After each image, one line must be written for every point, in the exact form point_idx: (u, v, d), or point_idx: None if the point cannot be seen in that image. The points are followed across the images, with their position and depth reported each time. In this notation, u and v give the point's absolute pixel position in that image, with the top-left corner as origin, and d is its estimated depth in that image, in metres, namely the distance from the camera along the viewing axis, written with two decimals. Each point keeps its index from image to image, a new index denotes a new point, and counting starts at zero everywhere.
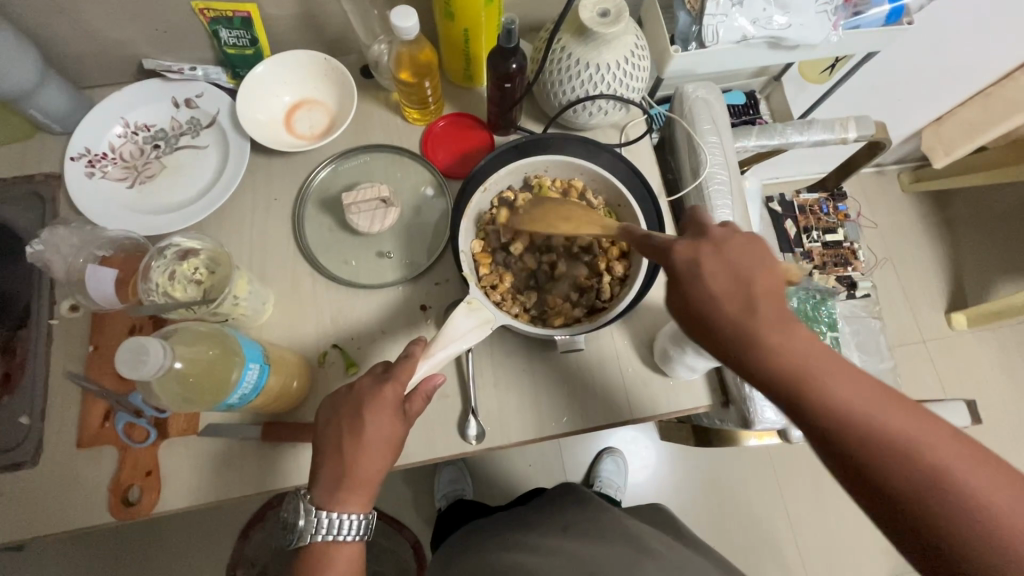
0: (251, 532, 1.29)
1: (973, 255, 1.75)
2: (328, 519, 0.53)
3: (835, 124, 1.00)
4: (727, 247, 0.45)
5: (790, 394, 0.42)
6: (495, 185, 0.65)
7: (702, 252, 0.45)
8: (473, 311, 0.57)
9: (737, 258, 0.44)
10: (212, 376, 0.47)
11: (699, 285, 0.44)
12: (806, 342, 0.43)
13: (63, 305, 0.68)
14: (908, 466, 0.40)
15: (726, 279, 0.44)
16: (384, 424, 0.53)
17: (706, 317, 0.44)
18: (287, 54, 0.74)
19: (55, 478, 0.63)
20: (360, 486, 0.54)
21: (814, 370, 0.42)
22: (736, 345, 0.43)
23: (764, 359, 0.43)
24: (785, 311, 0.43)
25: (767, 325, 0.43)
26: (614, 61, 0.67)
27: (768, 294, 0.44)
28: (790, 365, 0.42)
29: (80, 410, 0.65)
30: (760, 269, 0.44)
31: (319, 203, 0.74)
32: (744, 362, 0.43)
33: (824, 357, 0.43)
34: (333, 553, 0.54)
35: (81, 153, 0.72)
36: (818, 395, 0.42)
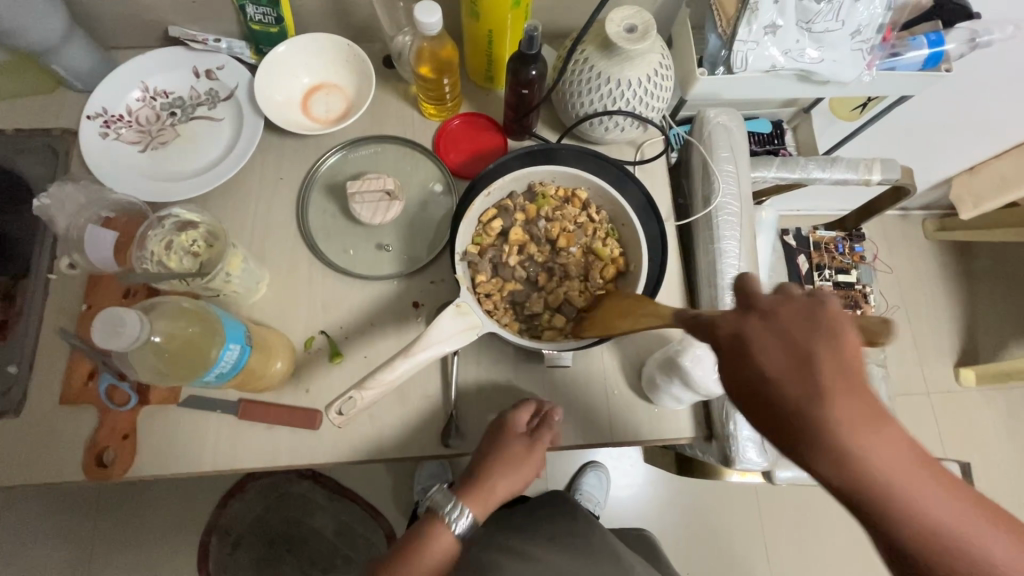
0: (230, 501, 1.31)
1: (991, 312, 1.71)
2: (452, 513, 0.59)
3: (860, 164, 0.97)
4: (784, 312, 0.35)
5: (863, 506, 0.35)
6: (499, 190, 0.64)
7: (750, 321, 0.36)
8: (461, 315, 0.56)
9: (801, 333, 0.34)
10: (190, 350, 0.47)
11: (752, 365, 0.35)
12: (894, 446, 0.34)
13: (61, 261, 0.69)
14: (991, 572, 0.34)
15: (783, 355, 0.34)
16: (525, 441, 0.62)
17: (764, 410, 0.35)
18: (311, 36, 0.74)
19: (33, 430, 0.64)
20: (482, 492, 0.61)
21: (897, 475, 0.34)
22: (813, 457, 0.34)
23: (853, 470, 0.34)
24: (874, 405, 0.34)
25: (855, 428, 0.33)
26: (635, 78, 0.66)
27: (851, 384, 0.33)
28: (875, 474, 0.34)
29: (66, 367, 0.66)
30: (831, 344, 0.34)
31: (325, 187, 0.74)
32: (820, 470, 0.35)
33: (908, 458, 0.34)
34: (445, 540, 0.58)
35: (98, 113, 0.73)
36: (900, 499, 0.34)
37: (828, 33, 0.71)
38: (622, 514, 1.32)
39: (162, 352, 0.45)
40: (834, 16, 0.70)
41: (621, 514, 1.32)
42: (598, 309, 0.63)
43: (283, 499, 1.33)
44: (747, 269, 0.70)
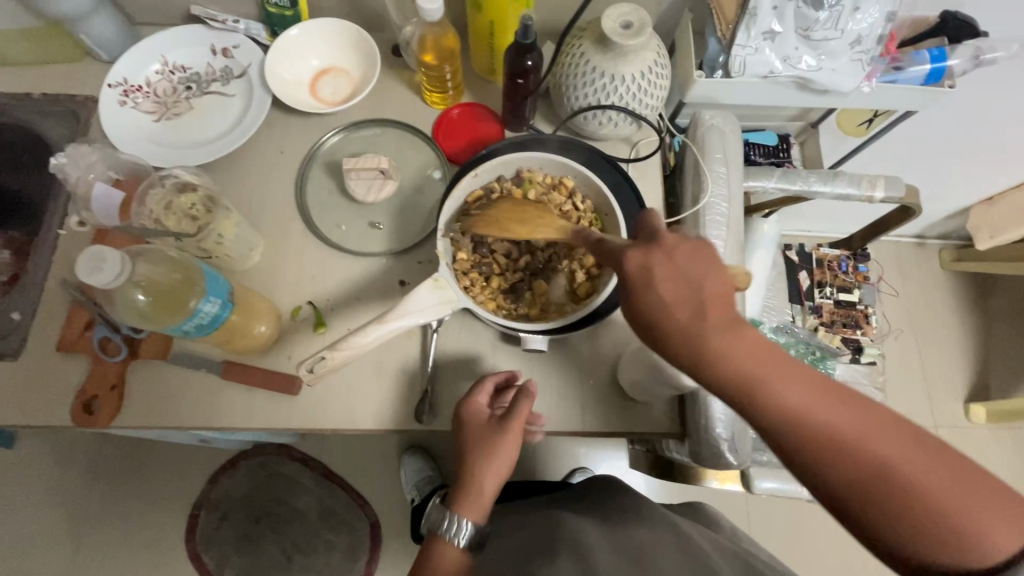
0: (220, 477, 1.34)
1: (1005, 349, 1.66)
2: (455, 523, 0.56)
3: (862, 180, 0.96)
4: (677, 250, 0.39)
5: (746, 410, 0.38)
6: (488, 173, 0.65)
7: (654, 257, 0.39)
8: (438, 289, 0.57)
9: (690, 264, 0.38)
10: (170, 297, 0.49)
11: (650, 293, 0.38)
12: (756, 349, 0.37)
13: (71, 217, 0.72)
14: (883, 476, 0.35)
15: (675, 284, 0.38)
16: (514, 439, 0.59)
17: (659, 330, 0.38)
18: (323, 20, 0.77)
19: (28, 375, 0.67)
20: (481, 494, 0.58)
21: (766, 374, 0.37)
22: (694, 362, 0.38)
23: (731, 371, 0.37)
24: (735, 312, 0.38)
25: (720, 330, 0.37)
26: (630, 74, 0.68)
27: (721, 298, 0.38)
28: (760, 378, 0.37)
29: (65, 318, 0.69)
30: (715, 271, 0.38)
31: (324, 165, 0.77)
32: (708, 377, 0.38)
33: (781, 361, 0.38)
34: (447, 553, 0.56)
35: (119, 82, 0.77)
36: (773, 402, 0.37)
37: (826, 42, 0.71)
38: None
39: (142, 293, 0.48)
40: (833, 24, 0.70)
41: None
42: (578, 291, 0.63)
43: (271, 477, 1.35)
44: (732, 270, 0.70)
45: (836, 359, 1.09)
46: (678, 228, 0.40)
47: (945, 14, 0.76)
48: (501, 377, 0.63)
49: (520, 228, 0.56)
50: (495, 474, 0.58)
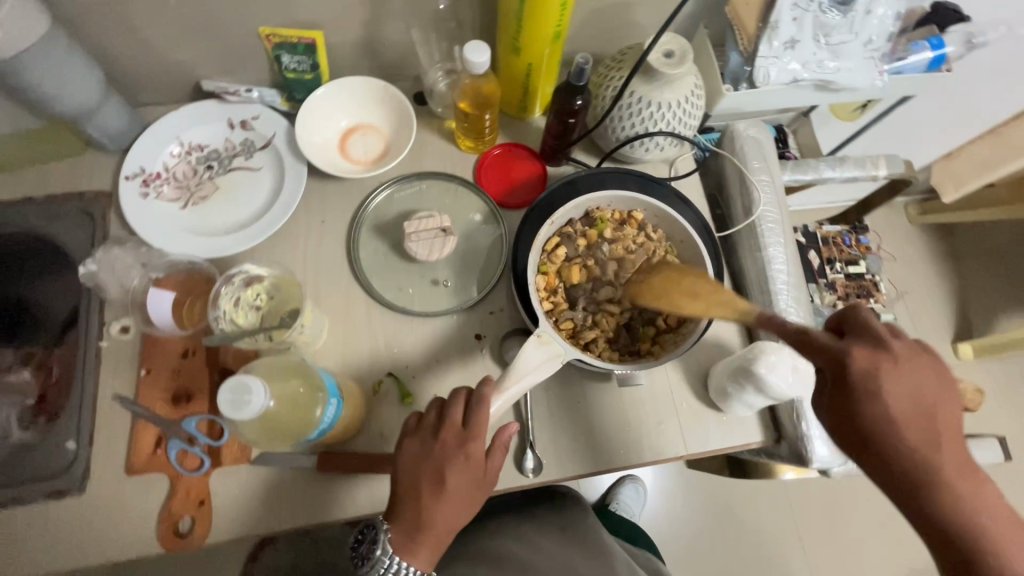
0: (261, 553, 1.26)
1: (978, 288, 1.80)
2: (396, 563, 0.51)
3: (866, 162, 1.03)
4: (908, 365, 0.44)
5: (966, 545, 0.41)
6: (560, 219, 0.66)
7: (884, 365, 0.44)
8: (544, 344, 0.58)
9: (928, 385, 0.44)
10: (297, 412, 0.46)
11: (874, 402, 0.43)
12: (979, 490, 0.42)
13: (113, 326, 0.67)
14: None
15: (907, 401, 0.43)
16: (466, 479, 0.53)
17: (873, 435, 0.44)
18: (346, 80, 0.75)
19: (101, 507, 0.61)
20: (435, 541, 0.53)
21: (987, 522, 0.41)
22: (922, 485, 0.42)
23: (955, 506, 0.41)
24: (972, 457, 0.43)
25: (951, 459, 0.42)
26: (674, 100, 0.69)
27: (953, 430, 0.44)
28: (982, 517, 0.41)
29: (129, 436, 0.63)
30: (944, 399, 0.44)
31: (373, 227, 0.74)
32: (928, 501, 0.42)
33: (1004, 512, 0.41)
34: None
35: (136, 173, 0.72)
36: (991, 544, 0.40)
37: (843, 45, 0.75)
38: (659, 521, 1.33)
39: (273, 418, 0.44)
40: (848, 29, 0.74)
41: (656, 521, 1.33)
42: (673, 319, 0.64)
43: (316, 544, 1.27)
44: (794, 273, 0.73)
45: None
46: (903, 337, 0.47)
47: (936, 4, 0.80)
48: (461, 403, 0.55)
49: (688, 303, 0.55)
50: (446, 518, 0.53)
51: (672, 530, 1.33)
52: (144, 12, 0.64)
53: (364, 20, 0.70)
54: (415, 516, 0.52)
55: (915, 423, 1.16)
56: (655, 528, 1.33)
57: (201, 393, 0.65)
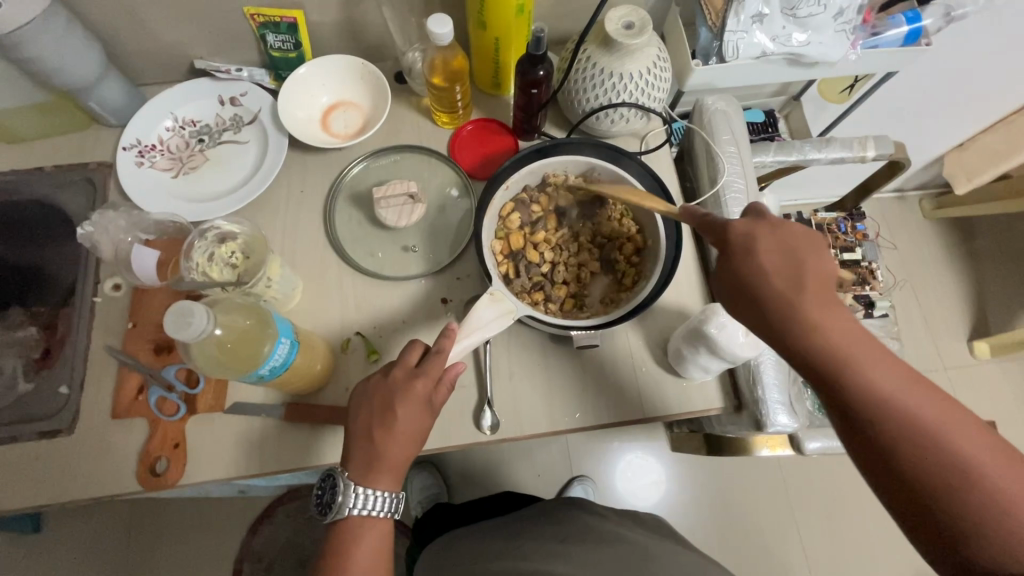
0: (260, 527, 1.32)
1: (997, 285, 1.73)
2: (363, 496, 0.54)
3: (854, 142, 1.00)
4: (785, 230, 0.51)
5: (829, 370, 0.48)
6: (515, 185, 0.68)
7: (757, 233, 0.51)
8: (496, 302, 0.60)
9: (794, 244, 0.50)
10: (247, 344, 0.50)
11: (748, 260, 0.50)
12: (853, 328, 0.48)
13: (106, 283, 0.73)
14: (903, 415, 0.46)
15: (777, 255, 0.50)
16: (416, 412, 0.55)
17: (757, 290, 0.50)
18: (327, 58, 0.79)
19: (86, 447, 0.66)
20: (393, 466, 0.55)
21: (852, 348, 0.48)
22: (786, 324, 0.49)
23: (809, 343, 0.48)
24: (835, 296, 0.49)
25: (815, 302, 0.49)
26: (636, 71, 0.70)
27: (821, 278, 0.49)
28: (830, 346, 0.48)
29: (116, 383, 0.68)
30: (813, 255, 0.50)
31: (348, 197, 0.78)
32: (799, 341, 0.49)
33: (865, 341, 0.48)
34: (366, 530, 0.54)
35: (133, 144, 0.77)
36: (850, 370, 0.47)
37: (812, 17, 0.75)
38: (649, 509, 1.33)
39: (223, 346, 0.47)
40: (816, 2, 0.74)
41: (647, 508, 1.33)
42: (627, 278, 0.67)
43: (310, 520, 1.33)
44: None
45: None
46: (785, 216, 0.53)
47: None
48: (415, 349, 0.57)
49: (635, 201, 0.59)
50: (398, 445, 0.55)
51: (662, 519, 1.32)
52: None
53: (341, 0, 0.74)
54: (371, 445, 0.55)
55: None
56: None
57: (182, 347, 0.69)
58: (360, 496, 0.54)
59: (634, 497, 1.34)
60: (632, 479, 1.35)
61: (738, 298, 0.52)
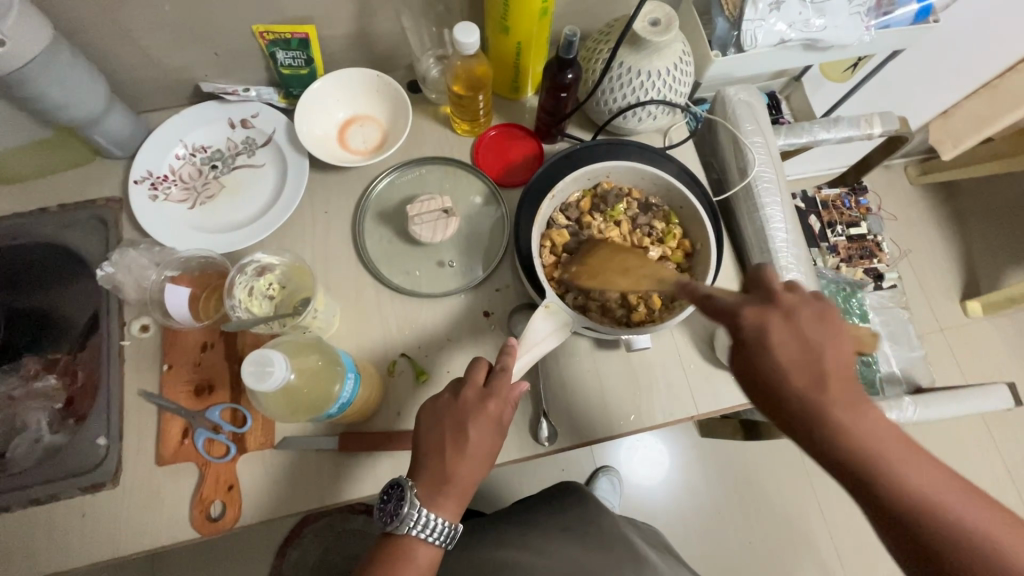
0: (288, 549, 1.25)
1: (983, 244, 1.79)
2: (424, 516, 0.52)
3: (861, 120, 1.01)
4: (799, 315, 0.46)
5: (857, 469, 0.43)
6: (560, 195, 0.67)
7: (772, 319, 0.46)
8: (552, 315, 0.59)
9: (812, 332, 0.45)
10: (318, 384, 0.54)
11: (768, 353, 0.45)
12: (880, 421, 0.44)
13: (133, 325, 0.69)
14: (919, 506, 0.42)
15: (795, 349, 0.45)
16: (486, 433, 0.55)
17: (773, 384, 0.46)
18: (341, 72, 0.76)
19: (136, 497, 0.64)
20: (460, 491, 0.54)
21: (880, 444, 0.44)
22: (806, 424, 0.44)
23: (837, 444, 0.44)
24: (855, 385, 0.45)
25: (834, 399, 0.44)
26: (664, 68, 0.69)
27: (838, 370, 0.45)
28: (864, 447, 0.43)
29: (158, 429, 0.66)
30: (832, 343, 0.45)
31: (376, 214, 0.76)
32: (817, 438, 0.44)
33: (887, 430, 0.44)
34: (419, 552, 0.53)
35: (144, 176, 0.74)
36: (876, 461, 0.43)
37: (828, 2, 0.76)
38: (675, 495, 1.35)
39: (291, 386, 0.52)
40: None
41: (673, 494, 1.35)
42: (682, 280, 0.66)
43: (341, 537, 1.26)
44: (793, 232, 0.74)
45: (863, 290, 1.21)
46: (796, 288, 0.48)
47: None
48: (482, 367, 0.58)
49: (625, 278, 0.60)
50: (468, 470, 0.54)
51: (690, 502, 1.34)
52: (142, 17, 0.66)
53: (353, 12, 0.71)
54: (439, 466, 0.54)
55: (927, 378, 1.17)
56: (673, 502, 1.35)
57: (223, 385, 0.67)
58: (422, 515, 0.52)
59: (659, 481, 1.36)
60: (654, 465, 1.37)
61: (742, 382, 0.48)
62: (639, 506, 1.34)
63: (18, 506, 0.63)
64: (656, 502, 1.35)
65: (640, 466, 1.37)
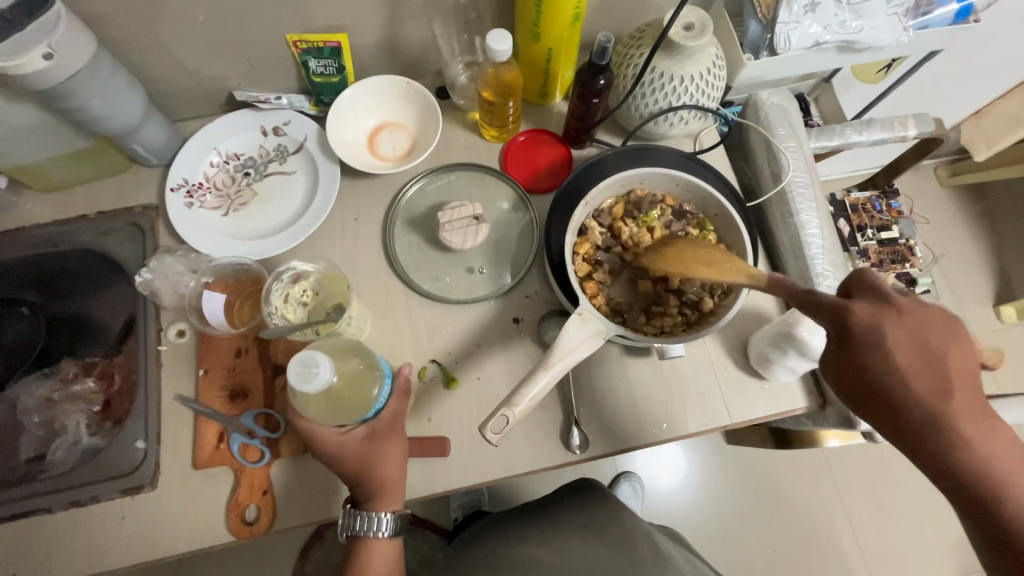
0: (311, 552, 1.25)
1: (1017, 247, 1.74)
2: (368, 518, 0.59)
3: (895, 123, 0.99)
4: (914, 319, 0.42)
5: (986, 493, 0.40)
6: (593, 202, 0.66)
7: (888, 321, 0.42)
8: (586, 322, 0.58)
9: (935, 339, 0.42)
10: (356, 388, 0.55)
11: (885, 355, 0.41)
12: (1007, 444, 0.40)
13: (170, 330, 0.71)
14: None
15: (915, 354, 0.41)
16: (387, 446, 0.59)
17: (891, 390, 0.41)
18: (371, 79, 0.77)
19: (173, 500, 0.65)
20: (388, 488, 0.59)
21: (1007, 469, 0.40)
22: (923, 438, 0.41)
23: (960, 464, 0.40)
24: (978, 401, 0.41)
25: (967, 414, 0.40)
26: (697, 73, 0.68)
27: (964, 382, 0.41)
28: (986, 466, 0.40)
29: (194, 433, 0.67)
30: (951, 352, 0.41)
31: (406, 221, 0.76)
32: (935, 452, 0.40)
33: (1015, 455, 0.40)
34: (377, 547, 0.60)
35: (180, 184, 0.75)
36: (998, 487, 0.40)
37: (865, 4, 0.74)
38: (699, 502, 1.33)
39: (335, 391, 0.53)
40: None
41: (697, 501, 1.33)
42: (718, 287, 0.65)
43: None
44: (829, 238, 0.73)
45: None
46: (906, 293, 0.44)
47: None
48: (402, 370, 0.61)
49: (708, 270, 0.54)
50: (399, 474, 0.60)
51: (713, 510, 1.33)
52: (180, 29, 0.67)
53: (385, 20, 0.72)
54: (363, 479, 0.57)
55: None
56: (697, 509, 1.33)
57: (257, 390, 0.68)
58: (354, 518, 0.60)
59: (681, 488, 1.34)
60: (676, 471, 1.35)
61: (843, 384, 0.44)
62: (662, 513, 1.32)
63: (61, 507, 0.65)
64: (679, 508, 1.33)
65: (663, 473, 1.36)
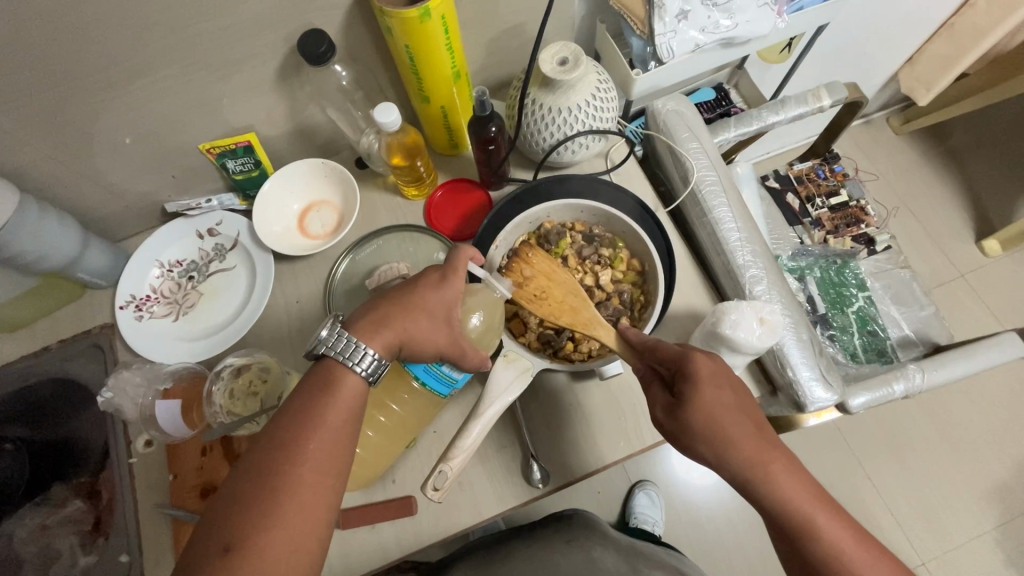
0: None
1: (987, 179, 1.73)
2: (354, 341, 0.54)
3: (808, 96, 1.00)
4: (715, 376, 0.53)
5: (779, 506, 0.49)
6: (506, 244, 0.69)
7: (698, 378, 0.52)
8: (511, 363, 0.61)
9: (727, 391, 0.52)
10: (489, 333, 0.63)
11: (694, 404, 0.51)
12: (790, 469, 0.50)
13: (138, 441, 0.75)
14: (824, 545, 0.48)
15: (719, 403, 0.51)
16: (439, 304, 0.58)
17: (704, 432, 0.51)
18: (287, 167, 0.81)
19: None
20: (392, 334, 0.56)
21: (791, 490, 0.49)
22: (724, 466, 0.51)
23: (761, 488, 0.50)
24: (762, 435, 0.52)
25: (769, 453, 0.51)
26: (582, 101, 0.71)
27: (749, 423, 0.52)
28: (789, 498, 0.49)
29: (172, 536, 0.69)
30: (739, 399, 0.53)
31: (346, 291, 0.78)
32: (745, 482, 0.51)
33: (795, 476, 0.50)
34: (345, 378, 0.54)
35: (129, 300, 0.79)
36: (786, 504, 0.49)
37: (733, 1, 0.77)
38: (715, 495, 1.32)
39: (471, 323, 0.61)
40: None
41: (712, 496, 1.32)
42: (637, 300, 0.68)
43: None
44: (746, 228, 0.74)
45: (856, 259, 1.19)
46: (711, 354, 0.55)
47: None
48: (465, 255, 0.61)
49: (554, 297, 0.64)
50: (405, 348, 0.57)
51: (730, 502, 1.30)
52: (98, 161, 0.72)
53: (287, 112, 0.76)
54: (404, 313, 0.57)
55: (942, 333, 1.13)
56: (717, 503, 1.31)
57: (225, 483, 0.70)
58: (340, 337, 0.54)
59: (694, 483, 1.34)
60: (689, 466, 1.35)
61: (678, 437, 0.53)
62: (678, 513, 1.31)
63: None
64: (694, 506, 1.32)
65: (687, 464, 1.36)
